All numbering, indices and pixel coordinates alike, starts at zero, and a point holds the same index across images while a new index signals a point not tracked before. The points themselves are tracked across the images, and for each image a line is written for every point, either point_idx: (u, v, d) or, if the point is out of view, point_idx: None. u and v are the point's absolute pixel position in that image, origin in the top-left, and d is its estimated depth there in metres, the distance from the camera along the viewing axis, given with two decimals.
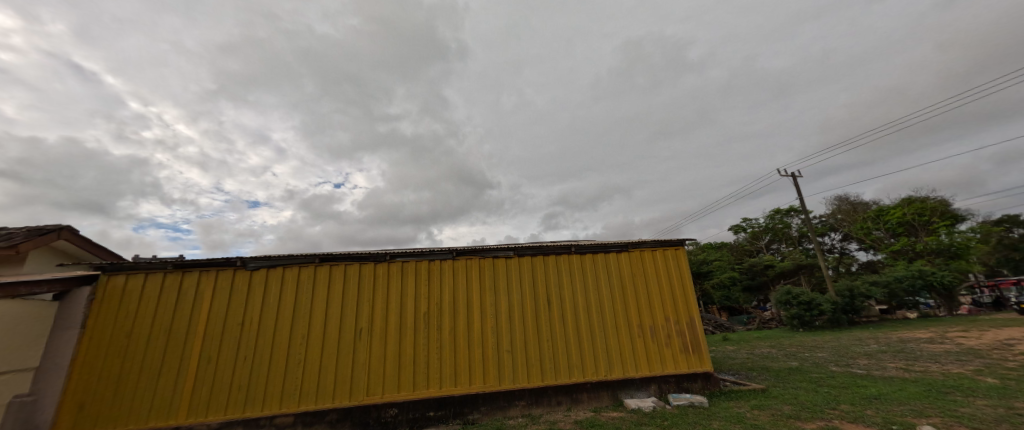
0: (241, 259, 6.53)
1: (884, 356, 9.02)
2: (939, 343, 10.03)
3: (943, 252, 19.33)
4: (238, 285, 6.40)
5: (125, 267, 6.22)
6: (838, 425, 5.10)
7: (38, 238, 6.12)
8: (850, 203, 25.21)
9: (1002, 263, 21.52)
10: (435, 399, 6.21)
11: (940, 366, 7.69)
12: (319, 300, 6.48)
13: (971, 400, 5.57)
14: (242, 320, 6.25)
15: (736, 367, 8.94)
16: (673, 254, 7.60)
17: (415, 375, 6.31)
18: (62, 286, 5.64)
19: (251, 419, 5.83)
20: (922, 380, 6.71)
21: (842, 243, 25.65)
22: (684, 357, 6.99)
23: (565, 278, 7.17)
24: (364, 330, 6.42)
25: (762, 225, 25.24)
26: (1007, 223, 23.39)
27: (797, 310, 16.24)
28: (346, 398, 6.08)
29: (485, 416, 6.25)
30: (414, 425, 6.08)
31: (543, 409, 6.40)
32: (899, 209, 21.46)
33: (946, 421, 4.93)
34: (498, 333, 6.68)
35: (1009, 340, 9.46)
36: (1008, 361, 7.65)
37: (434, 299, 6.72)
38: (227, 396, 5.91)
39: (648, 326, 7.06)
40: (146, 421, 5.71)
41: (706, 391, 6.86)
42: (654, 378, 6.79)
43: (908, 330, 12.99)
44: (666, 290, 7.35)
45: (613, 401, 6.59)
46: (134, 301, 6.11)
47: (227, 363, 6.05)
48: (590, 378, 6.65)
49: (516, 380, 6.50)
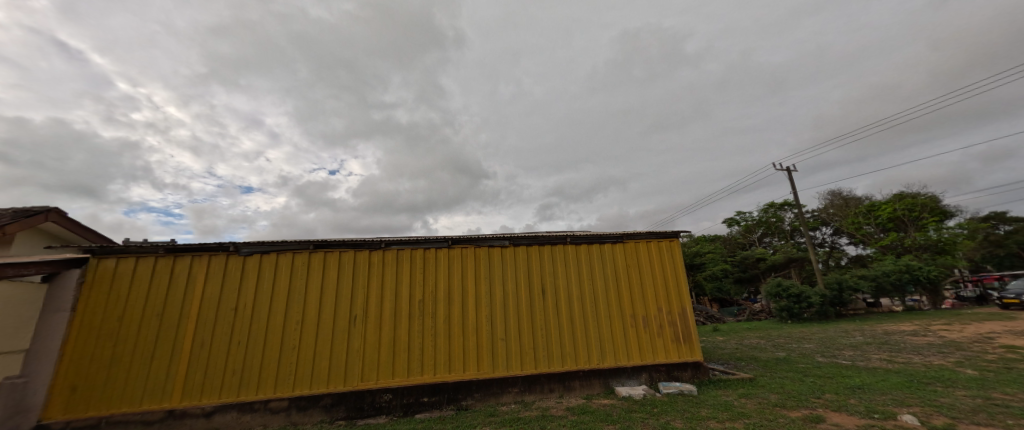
0: (234, 244, 6.49)
1: (869, 347, 9.25)
2: (922, 336, 10.28)
3: (931, 247, 19.73)
4: (231, 270, 6.38)
5: (116, 250, 6.17)
6: (822, 413, 5.24)
7: (25, 220, 6.03)
8: (843, 198, 25.60)
9: (988, 259, 21.95)
10: (430, 385, 6.28)
11: (923, 358, 7.91)
12: (313, 287, 6.49)
13: (950, 391, 5.73)
14: (235, 306, 6.24)
15: (725, 357, 9.13)
16: (668, 245, 7.66)
17: (409, 361, 6.37)
18: (51, 269, 5.58)
19: (245, 402, 5.87)
20: (905, 371, 6.90)
21: (833, 237, 25.98)
22: (675, 346, 7.11)
23: (559, 268, 7.22)
24: (359, 317, 6.44)
25: (756, 219, 25.47)
26: (994, 220, 23.84)
27: (787, 302, 16.55)
28: (340, 384, 6.13)
29: (479, 402, 6.34)
30: (408, 411, 6.15)
31: (536, 396, 6.51)
32: (890, 204, 21.76)
33: (926, 411, 5.08)
34: (492, 321, 6.75)
35: (990, 334, 9.72)
36: (988, 354, 7.87)
37: (429, 286, 6.76)
38: (222, 381, 5.94)
39: (641, 317, 7.16)
40: (140, 404, 5.73)
41: (695, 380, 7.00)
42: (645, 367, 6.90)
43: (893, 323, 13.30)
44: (660, 281, 7.43)
45: (604, 389, 6.71)
46: (124, 285, 6.07)
47: (220, 348, 6.06)
48: (583, 366, 6.76)
49: (510, 368, 6.58)
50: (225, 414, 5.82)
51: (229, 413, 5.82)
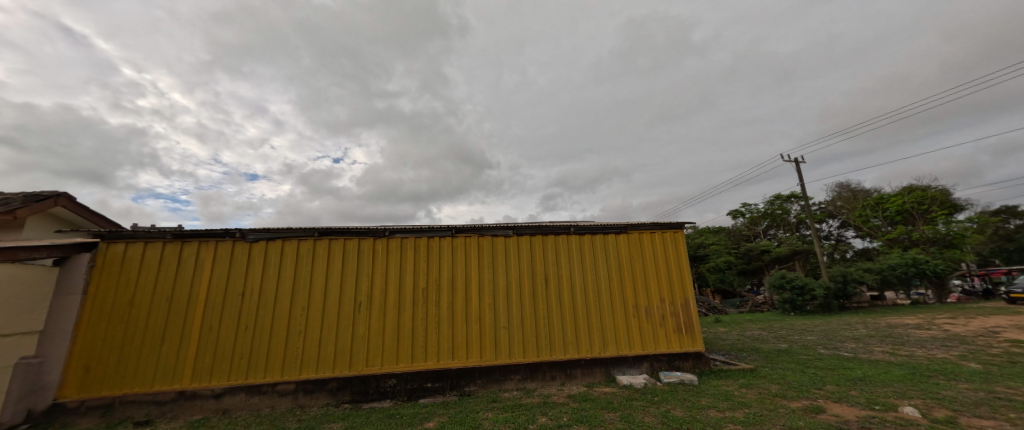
0: (241, 230, 6.56)
1: (871, 340, 9.25)
2: (926, 330, 10.26)
3: (939, 241, 19.55)
4: (237, 256, 6.45)
5: (125, 235, 6.25)
6: (823, 404, 5.27)
7: (35, 204, 6.10)
8: (851, 191, 25.31)
9: (996, 254, 21.73)
10: (433, 371, 6.37)
11: (926, 351, 7.90)
12: (318, 274, 6.55)
13: (953, 384, 5.74)
14: (242, 291, 6.33)
15: (727, 348, 9.18)
16: (673, 236, 7.63)
17: (413, 347, 6.45)
18: (61, 253, 5.66)
19: (253, 385, 5.99)
20: (907, 363, 6.90)
21: (840, 230, 25.81)
22: (677, 337, 7.14)
23: (563, 257, 7.24)
24: (364, 304, 6.51)
25: (761, 211, 25.32)
26: (1005, 214, 23.49)
27: (790, 294, 16.52)
28: (346, 369, 6.24)
29: (482, 389, 6.43)
30: (412, 396, 6.25)
31: (537, 384, 6.58)
32: (899, 197, 21.45)
33: (928, 403, 5.10)
34: (496, 310, 6.80)
35: (995, 328, 9.68)
36: (993, 348, 7.83)
37: (432, 274, 6.80)
38: (230, 364, 6.05)
39: (643, 307, 7.19)
40: (152, 385, 5.86)
41: (696, 370, 7.04)
42: (646, 356, 6.95)
43: (896, 316, 13.29)
44: (664, 272, 7.43)
45: (605, 377, 6.77)
46: (134, 270, 6.17)
47: (228, 332, 6.16)
48: (584, 355, 6.82)
49: (512, 355, 6.65)
50: (234, 396, 5.94)
51: (237, 395, 5.94)
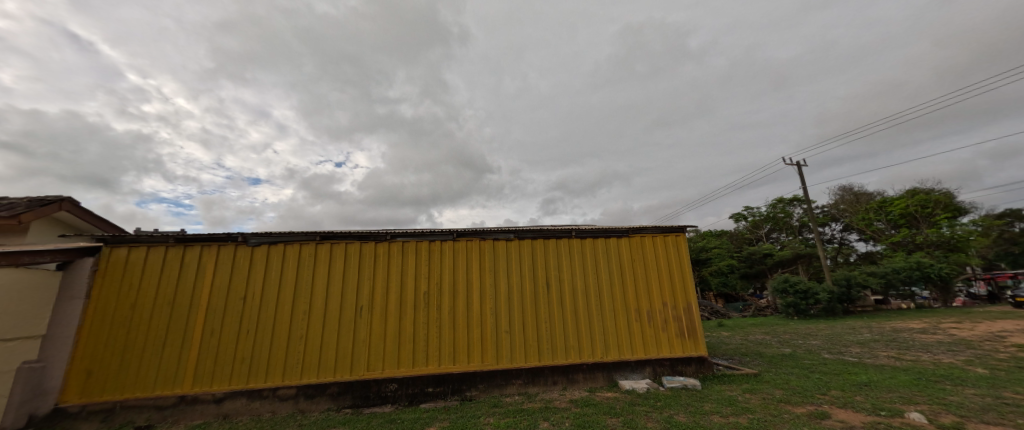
0: (242, 235, 6.59)
1: (877, 345, 9.16)
2: (932, 334, 10.17)
3: (943, 244, 19.42)
4: (240, 260, 6.46)
5: (127, 240, 6.28)
6: (827, 409, 5.22)
7: (40, 209, 6.13)
8: (854, 194, 25.26)
9: (1002, 257, 21.64)
10: (434, 375, 6.35)
11: (932, 356, 7.83)
12: (319, 277, 6.55)
13: (960, 389, 5.67)
14: (243, 295, 6.34)
15: (730, 352, 9.12)
16: (674, 240, 7.61)
17: (414, 350, 6.44)
18: (65, 257, 5.67)
19: (254, 389, 5.98)
20: (913, 368, 6.83)
21: (842, 234, 25.80)
22: (679, 341, 7.10)
23: (565, 261, 7.22)
24: (365, 309, 6.51)
25: (764, 214, 25.11)
26: (1010, 217, 23.32)
27: (794, 298, 16.38)
28: (347, 373, 6.22)
29: (483, 393, 6.41)
30: (413, 401, 6.23)
31: (539, 388, 6.55)
32: (903, 200, 21.37)
33: (934, 408, 5.05)
34: (497, 314, 6.78)
35: (1001, 332, 9.58)
36: (999, 352, 7.75)
37: (434, 278, 6.79)
38: (231, 368, 6.05)
39: (645, 311, 7.15)
40: (154, 390, 5.86)
41: (699, 375, 7.00)
42: (648, 361, 6.91)
43: (901, 320, 13.15)
44: (666, 277, 7.39)
45: (608, 382, 6.74)
46: (136, 274, 6.19)
47: (229, 336, 6.16)
48: (586, 359, 6.78)
49: (514, 360, 6.62)
50: (235, 401, 5.93)
51: (239, 400, 5.94)
